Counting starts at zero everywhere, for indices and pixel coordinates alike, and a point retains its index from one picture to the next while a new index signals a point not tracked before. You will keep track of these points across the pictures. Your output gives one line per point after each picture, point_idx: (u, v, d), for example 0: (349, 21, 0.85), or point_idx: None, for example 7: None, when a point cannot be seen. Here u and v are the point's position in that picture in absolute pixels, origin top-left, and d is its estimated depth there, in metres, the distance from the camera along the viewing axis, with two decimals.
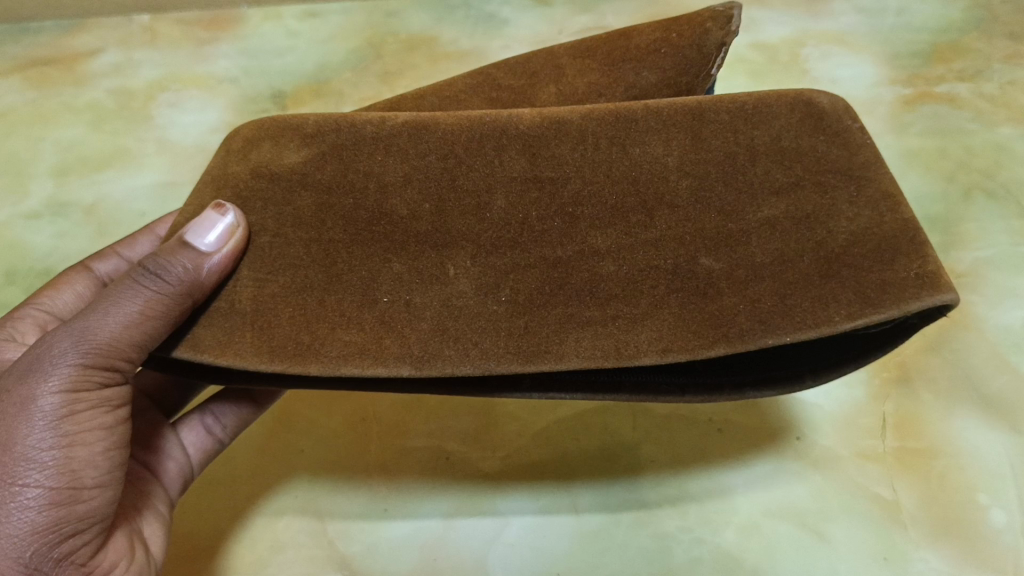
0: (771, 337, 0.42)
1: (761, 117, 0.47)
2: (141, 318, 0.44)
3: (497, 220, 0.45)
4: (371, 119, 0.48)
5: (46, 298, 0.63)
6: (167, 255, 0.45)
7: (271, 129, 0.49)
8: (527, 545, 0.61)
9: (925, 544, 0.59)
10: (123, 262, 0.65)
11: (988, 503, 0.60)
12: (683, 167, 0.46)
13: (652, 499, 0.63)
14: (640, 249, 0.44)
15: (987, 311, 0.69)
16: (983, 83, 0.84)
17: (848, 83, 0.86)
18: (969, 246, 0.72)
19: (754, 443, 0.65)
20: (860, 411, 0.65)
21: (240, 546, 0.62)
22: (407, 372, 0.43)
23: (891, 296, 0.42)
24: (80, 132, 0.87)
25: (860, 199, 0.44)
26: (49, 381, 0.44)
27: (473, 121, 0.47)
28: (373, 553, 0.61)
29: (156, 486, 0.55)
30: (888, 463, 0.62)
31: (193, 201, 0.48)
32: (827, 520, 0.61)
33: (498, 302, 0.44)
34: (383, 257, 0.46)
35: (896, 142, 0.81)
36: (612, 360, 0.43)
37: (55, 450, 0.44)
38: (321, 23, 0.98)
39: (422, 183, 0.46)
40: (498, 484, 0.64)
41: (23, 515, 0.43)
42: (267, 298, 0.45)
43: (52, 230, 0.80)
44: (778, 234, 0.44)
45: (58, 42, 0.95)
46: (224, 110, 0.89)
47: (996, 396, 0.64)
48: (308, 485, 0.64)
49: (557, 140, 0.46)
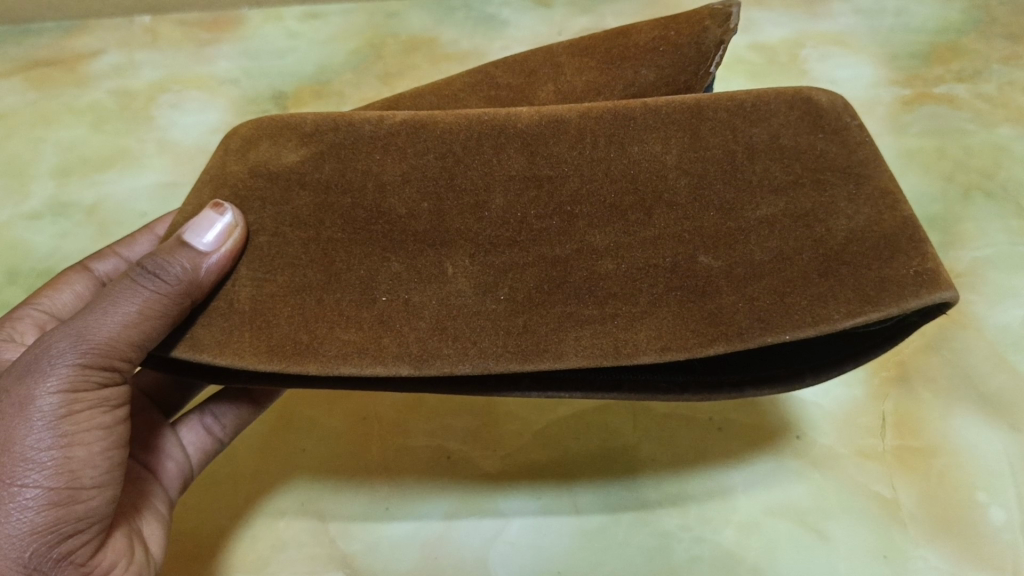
0: (770, 335, 0.42)
1: (760, 116, 0.47)
2: (140, 317, 0.44)
3: (495, 218, 0.45)
4: (369, 118, 0.48)
5: (46, 298, 0.63)
6: (167, 255, 0.45)
7: (270, 128, 0.49)
8: (528, 544, 0.61)
9: (924, 543, 0.59)
10: (123, 262, 0.65)
11: (987, 501, 0.60)
12: (681, 165, 0.46)
13: (652, 499, 0.63)
14: (639, 248, 0.44)
15: (986, 310, 0.69)
16: (982, 84, 0.84)
17: (847, 84, 0.86)
18: (968, 246, 0.72)
19: (754, 443, 0.65)
20: (859, 410, 0.65)
21: (240, 546, 0.61)
22: (406, 371, 0.43)
23: (890, 294, 0.42)
24: (81, 133, 0.87)
25: (859, 197, 0.44)
26: (48, 381, 0.44)
27: (472, 120, 0.47)
28: (374, 552, 0.61)
29: (156, 486, 0.55)
30: (887, 462, 0.62)
31: (192, 201, 0.48)
32: (827, 518, 0.61)
33: (497, 301, 0.44)
34: (381, 256, 0.46)
35: (895, 142, 0.81)
36: (610, 359, 0.43)
37: (54, 450, 0.44)
38: (321, 25, 0.98)
39: (421, 182, 0.46)
40: (497, 484, 0.64)
41: (22, 515, 0.43)
42: (266, 297, 0.45)
43: (52, 231, 0.80)
44: (776, 232, 0.44)
45: (59, 43, 0.95)
46: (225, 111, 0.89)
47: (995, 395, 0.64)
48: (307, 484, 0.64)
49: (555, 139, 0.47)
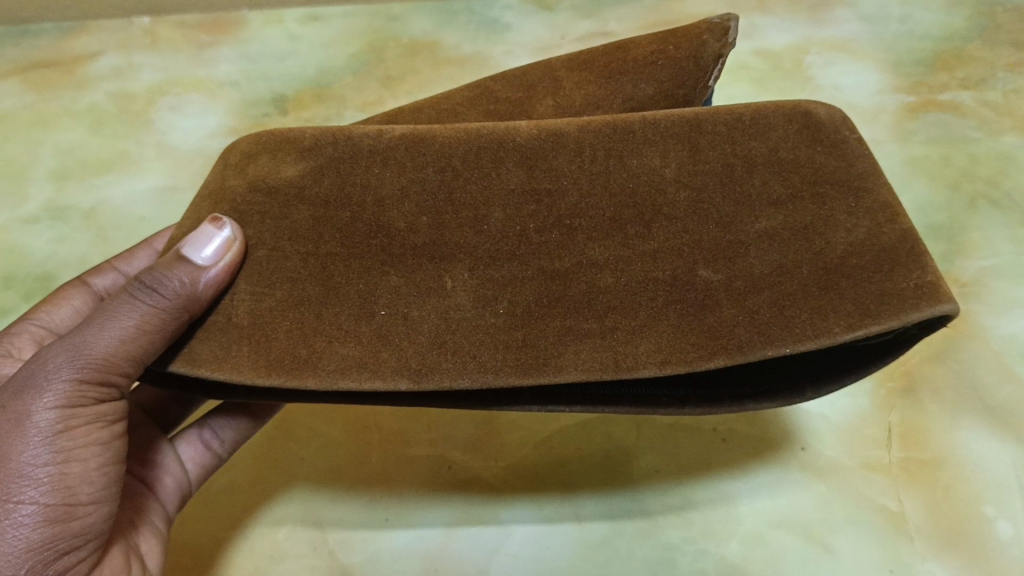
0: (771, 349, 0.42)
1: (759, 129, 0.46)
2: (138, 332, 0.44)
3: (495, 232, 0.45)
4: (368, 132, 0.48)
5: (44, 312, 0.63)
6: (164, 269, 0.45)
7: (268, 143, 0.49)
8: (529, 556, 0.61)
9: (930, 557, 0.59)
10: (121, 276, 0.65)
11: (994, 515, 0.59)
12: (681, 178, 0.45)
13: (653, 508, 0.62)
14: (638, 261, 0.44)
15: (991, 320, 0.68)
16: (987, 92, 0.83)
17: (851, 90, 0.85)
18: (974, 255, 0.72)
19: (755, 453, 0.64)
20: (864, 421, 0.65)
21: (239, 555, 0.61)
22: (405, 386, 0.43)
23: (890, 306, 0.41)
24: (80, 135, 0.87)
25: (858, 210, 0.44)
26: (44, 397, 0.44)
27: (471, 133, 0.47)
28: (375, 562, 0.61)
29: (153, 501, 0.55)
30: (893, 474, 0.62)
31: (189, 215, 0.48)
32: (830, 531, 0.60)
33: (496, 315, 0.44)
34: (380, 270, 0.45)
35: (899, 150, 0.80)
36: (610, 373, 0.42)
37: (50, 466, 0.44)
38: (321, 28, 0.97)
39: (420, 196, 0.46)
40: (498, 494, 0.63)
41: (18, 532, 0.43)
42: (264, 312, 0.45)
43: (51, 234, 0.80)
44: (775, 246, 0.44)
45: (58, 44, 0.95)
46: (225, 115, 0.89)
47: (1001, 407, 0.64)
48: (307, 494, 0.64)
49: (554, 152, 0.46)
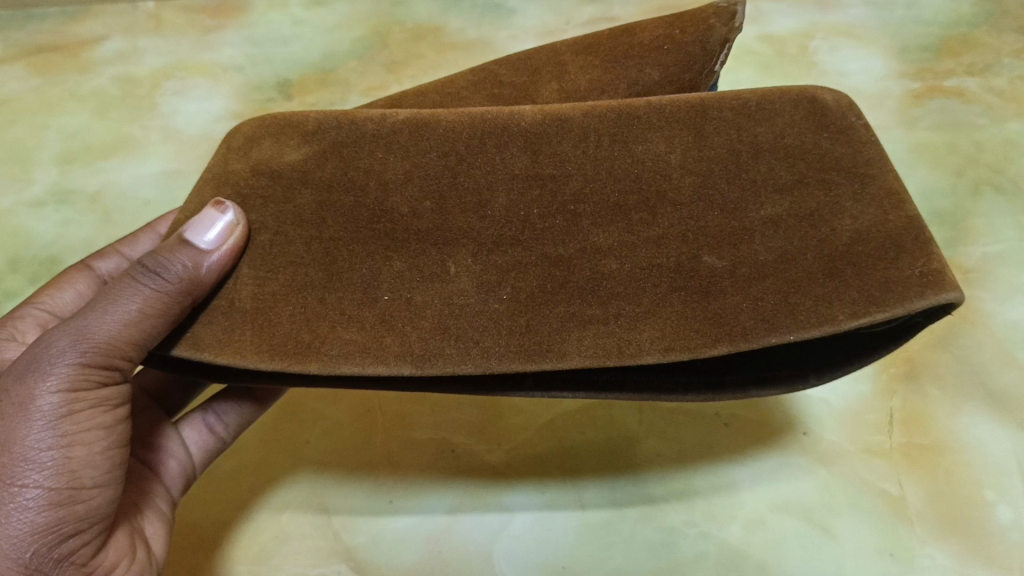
0: (775, 337, 0.42)
1: (765, 115, 0.46)
2: (141, 316, 0.44)
3: (499, 217, 0.45)
4: (371, 116, 0.48)
5: (47, 297, 0.63)
6: (167, 252, 0.45)
7: (271, 126, 0.48)
8: (531, 539, 0.61)
9: (931, 541, 0.59)
10: (125, 260, 0.65)
11: (994, 499, 0.60)
12: (686, 165, 0.45)
13: (658, 494, 0.63)
14: (642, 247, 0.44)
15: (995, 306, 0.68)
16: (992, 78, 0.83)
17: (857, 76, 0.85)
18: (978, 241, 0.72)
19: (758, 440, 0.65)
20: (866, 406, 0.65)
21: (243, 538, 0.62)
22: (407, 371, 0.43)
23: (895, 295, 0.41)
24: (84, 119, 0.87)
25: (864, 197, 0.44)
26: (48, 381, 0.44)
27: (475, 118, 0.47)
28: (378, 544, 0.62)
29: (157, 485, 0.55)
30: (894, 458, 0.62)
31: (193, 199, 0.48)
32: (832, 514, 0.61)
33: (499, 300, 0.44)
34: (383, 255, 0.45)
35: (905, 136, 0.80)
36: (613, 360, 0.42)
37: (54, 450, 0.44)
38: (324, 12, 0.96)
39: (423, 181, 0.46)
40: (501, 478, 0.64)
41: (23, 516, 0.43)
42: (267, 296, 0.45)
43: (56, 218, 0.80)
44: (781, 233, 0.44)
45: (62, 29, 0.94)
46: (229, 99, 0.88)
47: (1003, 392, 0.64)
48: (310, 478, 0.64)
49: (559, 137, 0.46)
